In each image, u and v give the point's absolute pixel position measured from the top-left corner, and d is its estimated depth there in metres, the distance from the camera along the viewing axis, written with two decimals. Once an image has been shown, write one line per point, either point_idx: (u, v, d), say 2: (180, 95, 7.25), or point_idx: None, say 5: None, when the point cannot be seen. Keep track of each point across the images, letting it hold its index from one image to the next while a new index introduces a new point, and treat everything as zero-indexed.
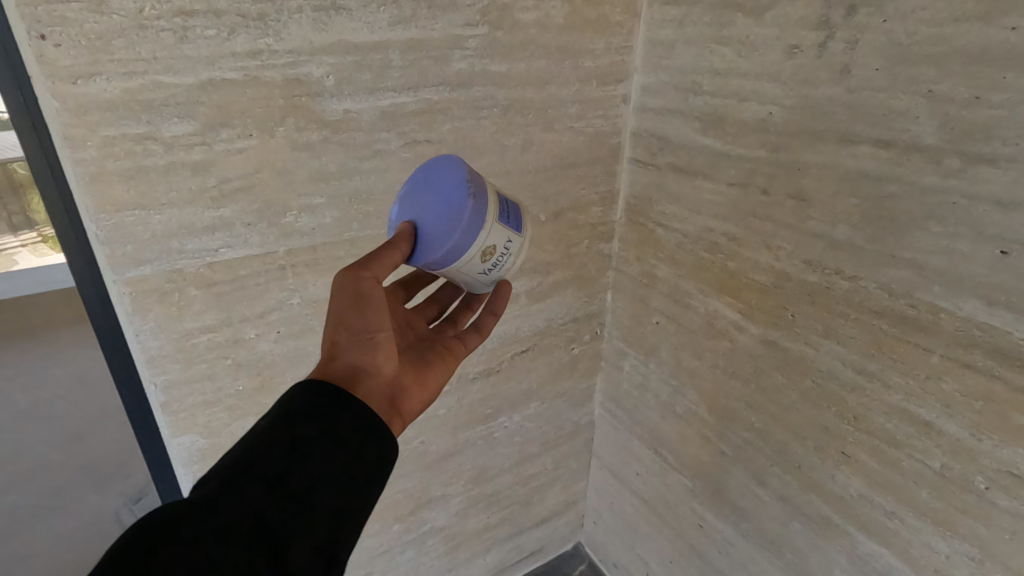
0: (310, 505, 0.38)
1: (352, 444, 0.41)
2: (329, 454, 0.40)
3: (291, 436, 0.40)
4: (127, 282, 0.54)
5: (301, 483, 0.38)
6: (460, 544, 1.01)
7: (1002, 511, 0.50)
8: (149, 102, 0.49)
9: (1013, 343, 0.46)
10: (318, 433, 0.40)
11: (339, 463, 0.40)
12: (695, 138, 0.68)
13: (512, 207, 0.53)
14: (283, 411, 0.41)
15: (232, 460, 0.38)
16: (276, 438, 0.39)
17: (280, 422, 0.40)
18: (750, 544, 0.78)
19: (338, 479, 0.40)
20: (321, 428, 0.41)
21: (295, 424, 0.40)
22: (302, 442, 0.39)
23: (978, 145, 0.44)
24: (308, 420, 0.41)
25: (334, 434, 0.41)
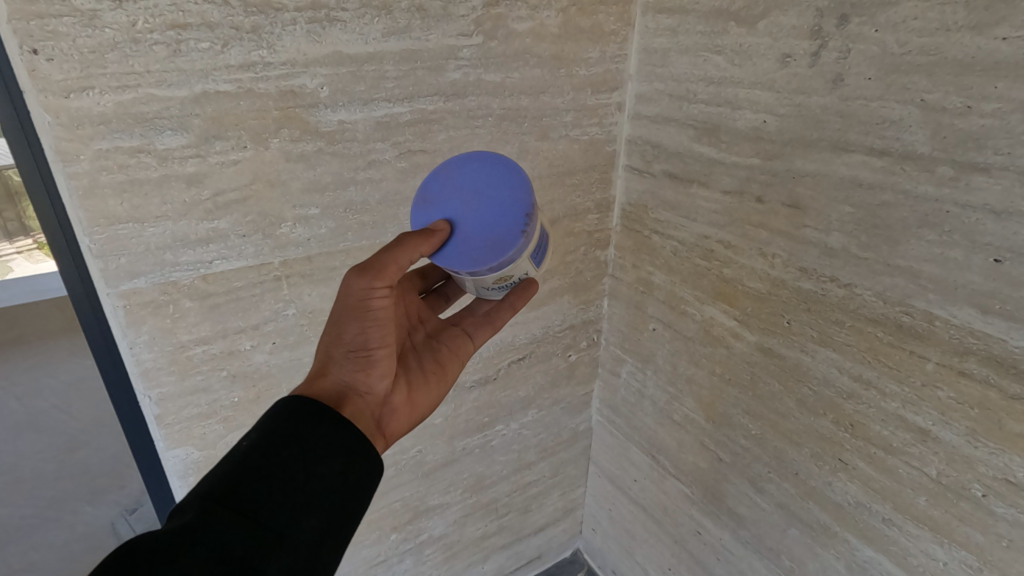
0: (288, 535, 0.37)
1: (333, 469, 0.41)
2: (311, 480, 0.40)
3: (271, 461, 0.40)
4: (121, 294, 0.54)
5: (280, 511, 0.38)
6: (458, 552, 1.00)
7: (999, 518, 0.50)
8: (143, 115, 0.48)
9: (1008, 351, 0.46)
10: (300, 456, 0.40)
11: (317, 488, 0.40)
12: (690, 146, 0.68)
13: (542, 241, 0.57)
14: (262, 434, 0.41)
15: (211, 484, 0.38)
16: (254, 464, 0.39)
17: (259, 447, 0.40)
18: (749, 550, 0.78)
19: (318, 506, 0.40)
20: (302, 452, 0.41)
21: (275, 449, 0.40)
22: (283, 467, 0.39)
23: (971, 154, 0.45)
24: (289, 441, 0.41)
25: (315, 459, 0.41)
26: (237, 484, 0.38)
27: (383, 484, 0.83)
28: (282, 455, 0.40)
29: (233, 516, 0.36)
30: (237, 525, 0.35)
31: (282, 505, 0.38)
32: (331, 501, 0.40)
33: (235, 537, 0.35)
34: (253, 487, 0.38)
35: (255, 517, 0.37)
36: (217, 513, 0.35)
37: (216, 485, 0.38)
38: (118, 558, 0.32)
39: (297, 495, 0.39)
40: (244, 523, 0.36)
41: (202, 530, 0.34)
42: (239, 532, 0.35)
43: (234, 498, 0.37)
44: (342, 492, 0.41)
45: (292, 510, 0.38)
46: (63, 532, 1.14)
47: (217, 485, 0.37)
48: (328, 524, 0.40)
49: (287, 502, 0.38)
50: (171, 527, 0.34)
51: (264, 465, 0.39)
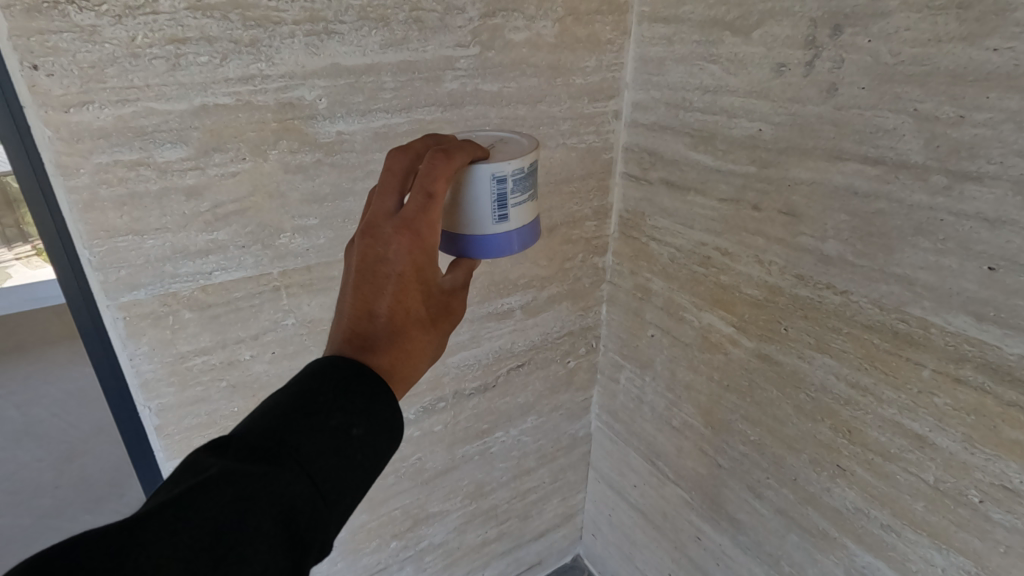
0: (334, 517, 0.35)
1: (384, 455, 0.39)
2: (367, 459, 0.38)
3: (340, 435, 0.37)
4: (120, 306, 0.54)
5: (334, 489, 0.36)
6: (459, 559, 1.00)
7: (996, 525, 0.51)
8: (142, 128, 0.49)
9: (1002, 358, 0.46)
10: (365, 434, 0.38)
11: (369, 469, 0.38)
12: (686, 154, 0.69)
13: None
14: (337, 398, 0.38)
15: (280, 438, 0.35)
16: (324, 430, 0.36)
17: (333, 414, 0.37)
18: (748, 556, 0.78)
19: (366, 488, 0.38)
20: (368, 434, 0.38)
21: (347, 423, 0.37)
22: (349, 441, 0.37)
23: (964, 163, 0.45)
24: (363, 419, 0.38)
25: (374, 443, 0.38)
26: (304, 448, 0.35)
27: (383, 492, 0.83)
28: (351, 432, 0.37)
29: (295, 485, 0.34)
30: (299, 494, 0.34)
31: (337, 485, 0.36)
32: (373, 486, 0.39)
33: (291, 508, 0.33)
34: (318, 457, 0.35)
35: (314, 490, 0.34)
36: (281, 479, 0.33)
37: (287, 442, 0.35)
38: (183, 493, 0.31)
39: (351, 477, 0.37)
40: (304, 495, 0.34)
41: (265, 492, 0.32)
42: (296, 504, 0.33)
43: (299, 464, 0.34)
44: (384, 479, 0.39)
45: (344, 491, 0.36)
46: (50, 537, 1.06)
47: (286, 441, 0.35)
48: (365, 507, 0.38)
49: (341, 482, 0.36)
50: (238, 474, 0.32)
51: (332, 437, 0.36)
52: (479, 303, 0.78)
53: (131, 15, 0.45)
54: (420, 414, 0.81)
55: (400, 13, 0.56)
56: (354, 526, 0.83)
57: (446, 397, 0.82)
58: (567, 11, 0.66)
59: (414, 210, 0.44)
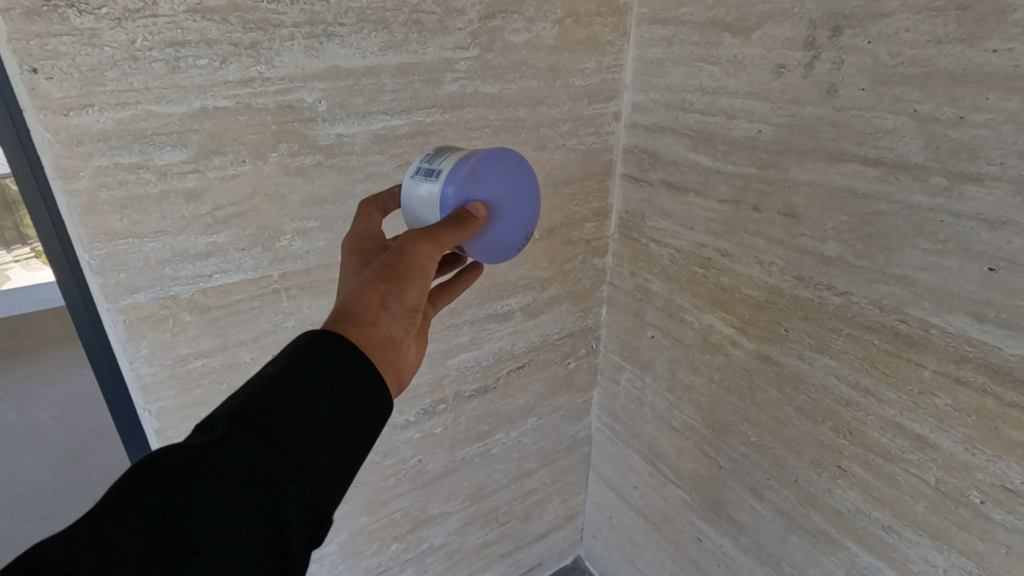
0: (307, 471, 0.35)
1: (357, 407, 0.38)
2: (331, 412, 0.37)
3: (296, 394, 0.36)
4: (120, 309, 0.54)
5: (298, 444, 0.35)
6: (459, 561, 1.00)
7: (998, 526, 0.51)
8: (142, 131, 0.49)
9: (1003, 359, 0.46)
10: (324, 388, 0.37)
11: (337, 420, 0.37)
12: (686, 155, 0.69)
13: None
14: (291, 364, 0.38)
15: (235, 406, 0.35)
16: (279, 393, 0.36)
17: (287, 376, 0.37)
18: (749, 557, 0.78)
19: (338, 440, 0.37)
20: (329, 390, 0.38)
21: (302, 379, 0.37)
22: (305, 395, 0.37)
23: (964, 164, 0.45)
24: (320, 373, 0.37)
25: (338, 396, 0.38)
26: (262, 410, 0.35)
27: (384, 494, 0.83)
28: (308, 388, 0.37)
29: (252, 446, 0.34)
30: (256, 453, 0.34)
31: (303, 439, 0.35)
32: (353, 439, 0.38)
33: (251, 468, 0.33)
34: (275, 416, 0.35)
35: (276, 447, 0.34)
36: (237, 441, 0.34)
37: (243, 408, 0.35)
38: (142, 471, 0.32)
39: (319, 431, 0.36)
40: (264, 454, 0.34)
41: (219, 455, 0.33)
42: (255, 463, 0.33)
43: (257, 424, 0.35)
44: (363, 431, 0.39)
45: (313, 444, 0.36)
46: None
47: (243, 407, 0.35)
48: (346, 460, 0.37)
49: (308, 436, 0.36)
50: (195, 446, 0.33)
51: (289, 397, 0.36)
52: (479, 305, 0.78)
53: (131, 18, 0.45)
54: (421, 415, 0.81)
55: (400, 15, 0.56)
56: (354, 528, 0.83)
57: (447, 398, 0.82)
58: (566, 12, 0.66)
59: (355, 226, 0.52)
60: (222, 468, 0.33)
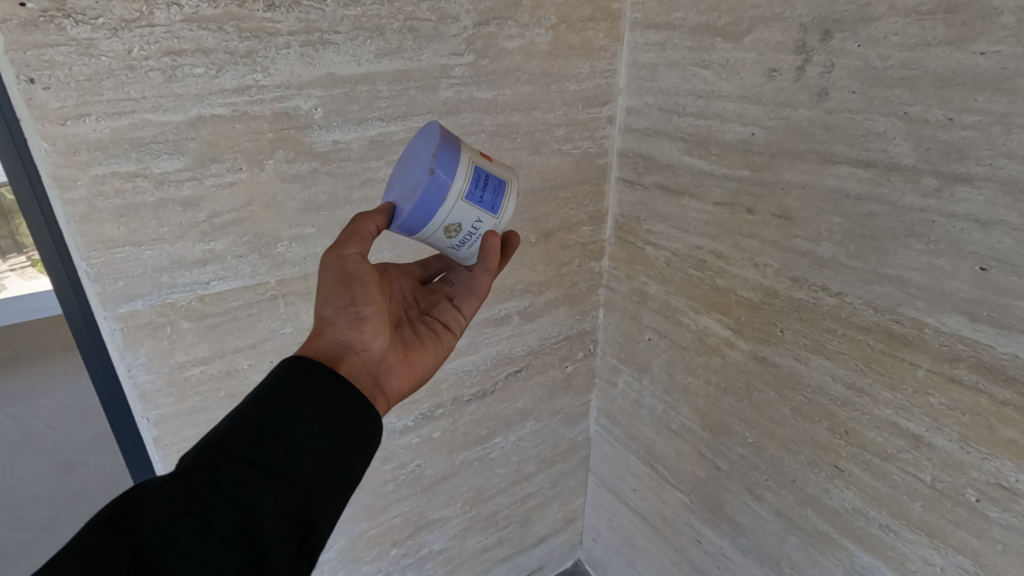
0: (285, 480, 0.36)
1: (330, 416, 0.40)
2: (303, 426, 0.38)
3: (268, 413, 0.38)
4: (117, 317, 0.54)
5: (273, 456, 0.36)
6: (459, 566, 1.00)
7: (994, 523, 0.51)
8: (139, 140, 0.49)
9: (997, 358, 0.47)
10: (292, 406, 0.39)
11: (310, 432, 0.38)
12: (680, 158, 0.69)
13: (490, 184, 0.51)
14: (263, 387, 0.40)
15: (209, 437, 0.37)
16: (251, 413, 0.38)
17: (258, 398, 0.39)
18: (748, 558, 0.78)
19: (315, 450, 0.38)
20: (299, 402, 0.39)
21: (271, 401, 0.39)
22: (275, 415, 0.38)
23: (954, 165, 0.45)
24: (287, 394, 0.39)
25: (308, 408, 0.39)
26: (235, 433, 0.37)
27: (383, 500, 0.83)
28: (277, 407, 0.39)
29: (227, 462, 0.35)
30: (230, 472, 0.35)
31: (279, 452, 0.37)
32: (332, 448, 0.39)
33: (227, 483, 0.34)
34: (249, 435, 0.37)
35: (250, 462, 0.36)
36: (213, 462, 0.35)
37: (219, 434, 0.37)
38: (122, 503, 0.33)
39: (295, 441, 0.38)
40: (240, 469, 0.35)
41: (191, 480, 0.34)
42: (232, 478, 0.34)
43: (232, 443, 0.36)
44: (344, 438, 0.40)
45: (288, 454, 0.37)
46: (42, 553, 1.05)
47: (217, 432, 0.37)
48: (327, 469, 0.38)
49: (283, 447, 0.37)
50: (169, 475, 0.34)
51: (260, 416, 0.38)
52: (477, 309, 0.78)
53: (127, 28, 0.46)
54: (419, 420, 0.81)
55: (394, 22, 0.57)
56: (354, 534, 0.83)
57: (445, 403, 0.82)
58: (560, 18, 0.67)
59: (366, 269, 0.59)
60: (199, 487, 0.34)
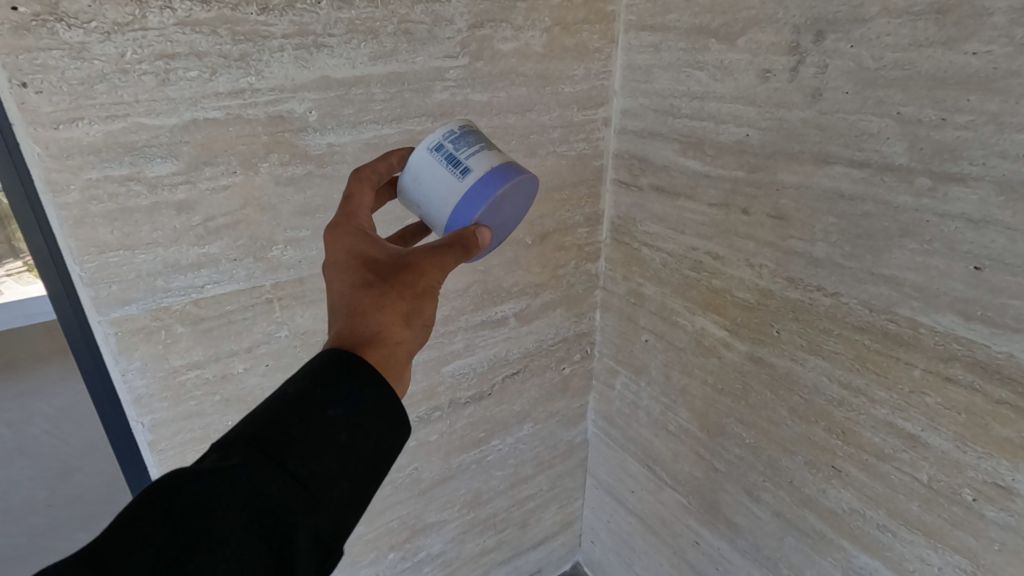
0: (320, 500, 0.34)
1: (371, 433, 0.38)
2: (344, 441, 0.36)
3: (314, 420, 0.36)
4: (112, 321, 0.54)
5: (314, 471, 0.35)
6: (457, 570, 1.00)
7: (990, 522, 0.51)
8: (132, 144, 0.49)
9: (991, 357, 0.47)
10: (341, 417, 0.37)
11: (351, 449, 0.36)
12: (675, 160, 0.69)
13: None
14: (310, 385, 0.37)
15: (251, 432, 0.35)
16: (296, 415, 0.36)
17: (303, 399, 0.36)
18: (747, 560, 0.78)
19: (352, 470, 0.36)
20: (346, 414, 0.37)
21: (321, 405, 0.36)
22: (324, 425, 0.36)
23: (947, 164, 0.46)
24: (337, 400, 0.37)
25: (357, 423, 0.37)
26: (277, 436, 0.35)
27: (380, 503, 0.83)
28: (327, 414, 0.36)
29: (270, 470, 0.33)
30: (270, 481, 0.33)
31: (320, 467, 0.35)
32: (366, 466, 0.37)
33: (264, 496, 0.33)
34: (292, 441, 0.35)
35: (292, 475, 0.34)
36: (255, 465, 0.33)
37: (262, 430, 0.35)
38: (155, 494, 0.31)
39: (333, 458, 0.35)
40: (280, 482, 0.33)
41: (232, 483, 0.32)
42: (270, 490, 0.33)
43: (274, 449, 0.34)
44: (377, 458, 0.38)
45: (327, 471, 0.35)
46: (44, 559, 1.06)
47: (259, 430, 0.35)
48: (358, 492, 0.36)
49: (325, 463, 0.35)
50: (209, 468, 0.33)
51: (306, 421, 0.36)
52: (473, 311, 0.78)
53: (120, 32, 0.45)
54: (416, 424, 0.80)
55: (388, 25, 0.57)
56: (352, 537, 0.82)
57: (442, 406, 0.82)
58: (554, 20, 0.67)
59: (340, 220, 0.47)
60: (240, 492, 0.32)
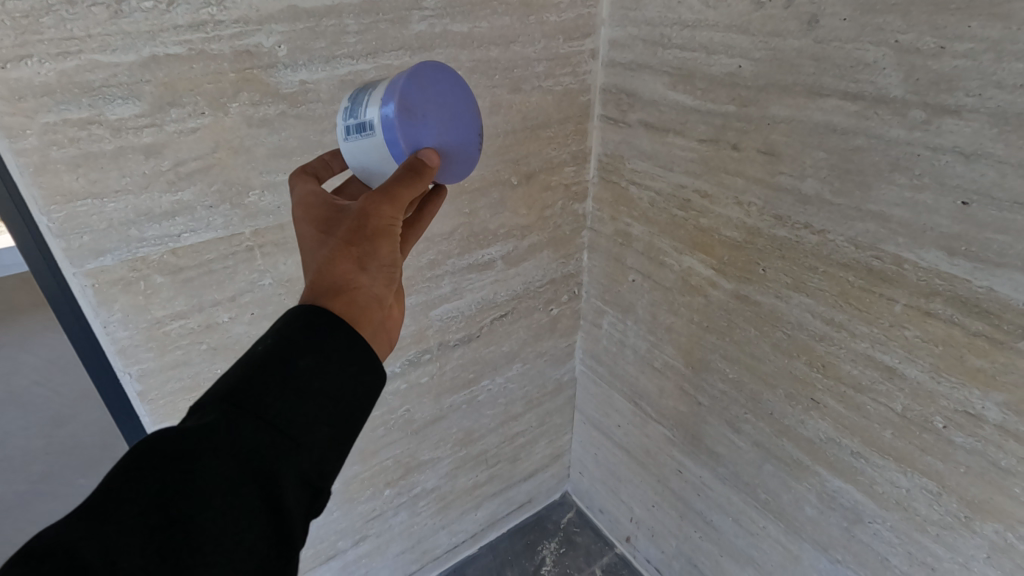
0: (302, 445, 0.35)
1: (347, 381, 0.38)
2: (319, 388, 0.36)
3: (285, 370, 0.36)
4: (87, 273, 0.52)
5: (291, 419, 0.35)
6: (451, 502, 1.04)
7: (958, 447, 0.53)
8: (89, 83, 0.46)
9: (971, 291, 0.48)
10: (312, 366, 0.36)
11: (327, 394, 0.37)
12: (665, 94, 0.67)
13: None
14: (279, 340, 0.37)
15: (224, 389, 0.35)
16: (267, 370, 0.35)
17: (273, 353, 0.36)
18: (726, 486, 0.82)
19: (330, 414, 0.37)
20: (318, 363, 0.37)
21: (290, 356, 0.36)
22: (296, 374, 0.36)
23: (942, 96, 0.44)
24: (307, 350, 0.37)
25: (330, 369, 0.37)
26: (249, 390, 0.35)
27: (374, 443, 0.85)
28: (296, 364, 0.36)
29: (247, 422, 0.33)
30: (249, 433, 0.33)
31: (296, 414, 0.35)
32: (345, 415, 0.37)
33: (246, 448, 0.33)
34: (265, 394, 0.35)
35: (270, 425, 0.34)
36: (232, 420, 0.33)
37: (234, 386, 0.35)
38: (133, 459, 0.30)
39: (311, 406, 0.36)
40: (259, 432, 0.33)
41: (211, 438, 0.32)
42: (254, 441, 0.33)
43: (250, 405, 0.34)
44: (355, 401, 0.38)
45: (305, 416, 0.35)
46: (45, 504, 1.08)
47: (231, 387, 0.35)
48: (337, 433, 0.37)
49: (301, 409, 0.35)
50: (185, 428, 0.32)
51: (277, 374, 0.35)
52: (460, 255, 0.77)
53: None
54: (405, 366, 0.81)
55: None
56: (347, 476, 0.85)
57: (432, 348, 0.83)
58: None
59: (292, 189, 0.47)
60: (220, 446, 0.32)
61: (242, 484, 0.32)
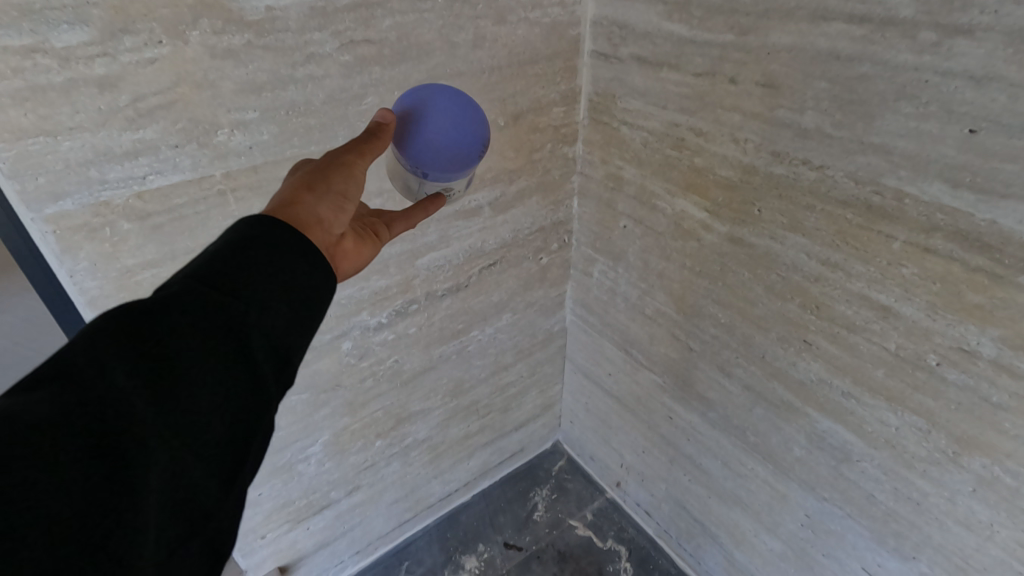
0: (253, 328, 0.33)
1: (299, 267, 0.36)
2: (270, 275, 0.34)
3: (234, 261, 0.34)
4: (47, 219, 0.49)
5: (239, 304, 0.33)
6: (443, 452, 1.05)
7: (950, 384, 0.53)
8: (29, 6, 0.42)
9: (973, 224, 0.46)
10: (260, 255, 0.35)
11: (280, 281, 0.35)
12: (659, 24, 0.63)
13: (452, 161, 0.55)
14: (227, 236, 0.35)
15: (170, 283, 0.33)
16: (215, 261, 0.34)
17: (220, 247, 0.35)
18: (716, 430, 0.83)
19: (284, 302, 0.35)
20: (264, 255, 0.35)
21: (239, 247, 0.35)
22: (243, 263, 0.34)
23: (955, 15, 0.42)
24: (255, 242, 0.35)
25: (280, 258, 0.35)
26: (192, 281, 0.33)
27: (363, 395, 0.84)
28: (245, 253, 0.34)
29: (195, 306, 0.32)
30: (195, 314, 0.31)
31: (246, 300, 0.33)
32: (303, 294, 0.36)
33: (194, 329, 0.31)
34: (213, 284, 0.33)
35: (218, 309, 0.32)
36: (180, 304, 0.31)
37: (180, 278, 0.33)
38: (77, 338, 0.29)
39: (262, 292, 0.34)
40: (207, 314, 0.32)
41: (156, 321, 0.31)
42: (200, 329, 0.31)
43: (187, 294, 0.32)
44: (310, 289, 0.36)
45: (255, 301, 0.33)
46: None
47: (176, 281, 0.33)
48: (294, 320, 0.35)
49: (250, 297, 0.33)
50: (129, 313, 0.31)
51: (224, 264, 0.34)
52: (445, 201, 0.74)
53: None
54: (393, 317, 0.79)
55: None
56: (337, 428, 0.84)
57: (419, 298, 0.81)
58: None
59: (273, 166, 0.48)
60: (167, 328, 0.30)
61: (190, 367, 0.30)
